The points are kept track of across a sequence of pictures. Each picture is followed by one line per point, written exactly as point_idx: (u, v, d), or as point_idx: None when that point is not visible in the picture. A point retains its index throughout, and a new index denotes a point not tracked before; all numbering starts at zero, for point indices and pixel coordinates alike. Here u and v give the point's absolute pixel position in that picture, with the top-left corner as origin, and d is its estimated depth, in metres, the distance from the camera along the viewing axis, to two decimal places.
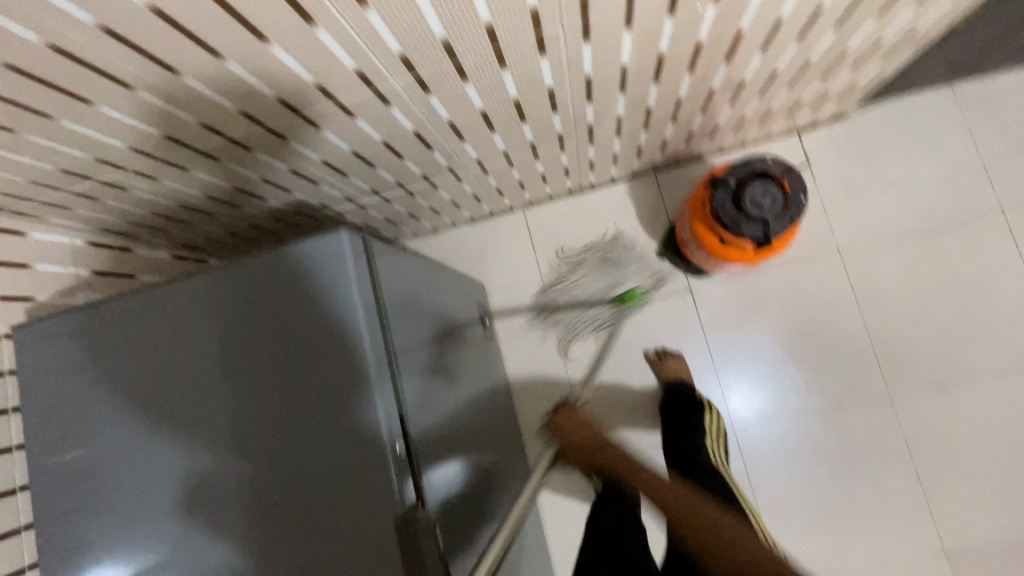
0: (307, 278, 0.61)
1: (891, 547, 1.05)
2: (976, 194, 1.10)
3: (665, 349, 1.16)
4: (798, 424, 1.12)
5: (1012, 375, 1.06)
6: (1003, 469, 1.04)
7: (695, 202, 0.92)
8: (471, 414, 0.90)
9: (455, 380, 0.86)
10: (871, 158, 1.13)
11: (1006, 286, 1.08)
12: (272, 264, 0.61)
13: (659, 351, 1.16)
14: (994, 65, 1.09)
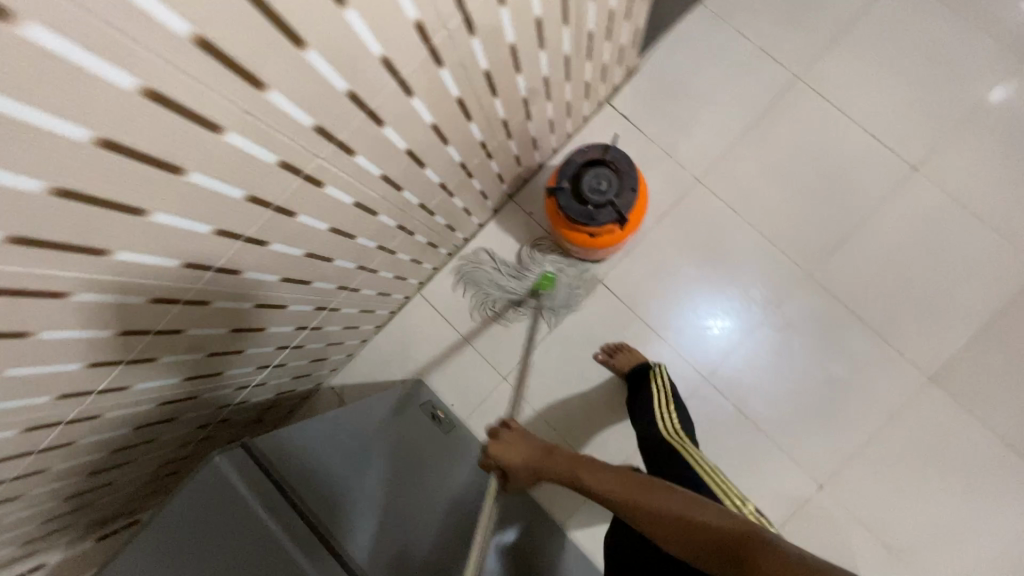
0: (198, 525, 0.56)
1: (887, 399, 1.09)
2: (774, 74, 1.19)
3: (613, 345, 1.17)
4: (753, 339, 1.15)
5: (889, 202, 1.13)
6: (930, 282, 1.11)
7: (552, 216, 0.94)
8: (456, 527, 0.85)
9: (413, 511, 0.82)
10: (677, 91, 1.21)
11: (842, 134, 1.16)
12: (156, 536, 0.55)
13: (608, 348, 1.16)
14: None
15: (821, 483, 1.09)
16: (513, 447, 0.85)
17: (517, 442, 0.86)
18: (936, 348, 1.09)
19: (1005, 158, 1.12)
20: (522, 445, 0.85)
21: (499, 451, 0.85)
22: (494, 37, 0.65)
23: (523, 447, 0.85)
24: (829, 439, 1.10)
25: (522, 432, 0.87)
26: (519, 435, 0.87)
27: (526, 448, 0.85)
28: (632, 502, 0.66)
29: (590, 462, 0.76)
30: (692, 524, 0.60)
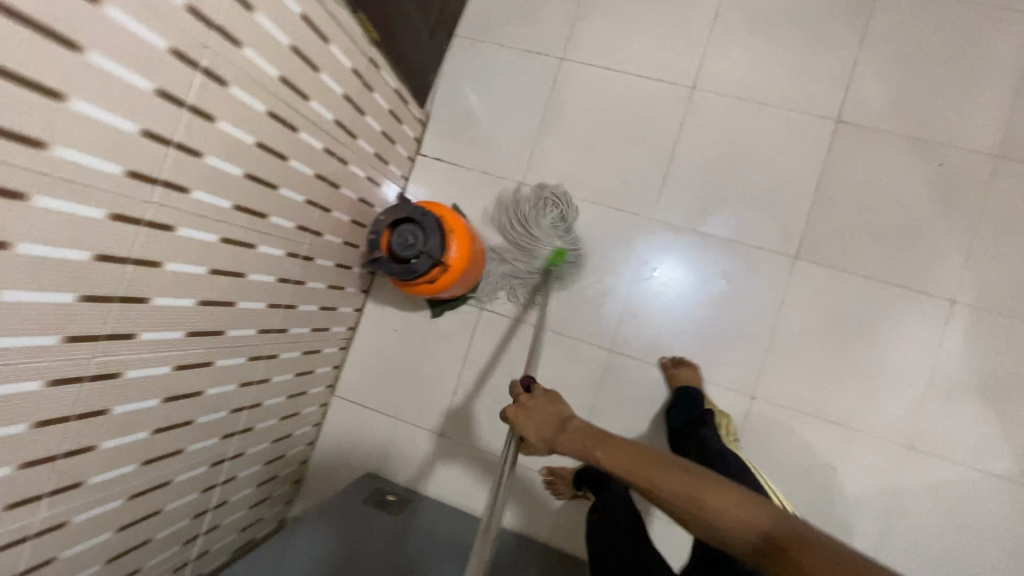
0: None
1: (769, 293, 1.14)
2: (544, 64, 1.27)
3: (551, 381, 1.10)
4: (639, 294, 1.19)
5: (693, 125, 1.20)
6: (760, 175, 1.16)
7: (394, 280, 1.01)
8: None
9: None
10: (471, 118, 1.29)
11: (626, 86, 1.23)
12: None
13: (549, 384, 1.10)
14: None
15: (754, 395, 1.13)
16: (537, 419, 0.80)
17: (544, 407, 0.81)
18: (789, 229, 1.14)
19: (768, 42, 1.19)
20: (550, 414, 0.80)
21: (523, 418, 0.81)
22: (212, 183, 0.72)
23: (551, 414, 0.80)
24: (738, 352, 1.15)
25: (547, 394, 0.82)
26: (549, 401, 0.81)
27: (543, 416, 0.81)
28: (697, 506, 0.63)
29: (618, 442, 0.73)
30: (754, 526, 0.61)
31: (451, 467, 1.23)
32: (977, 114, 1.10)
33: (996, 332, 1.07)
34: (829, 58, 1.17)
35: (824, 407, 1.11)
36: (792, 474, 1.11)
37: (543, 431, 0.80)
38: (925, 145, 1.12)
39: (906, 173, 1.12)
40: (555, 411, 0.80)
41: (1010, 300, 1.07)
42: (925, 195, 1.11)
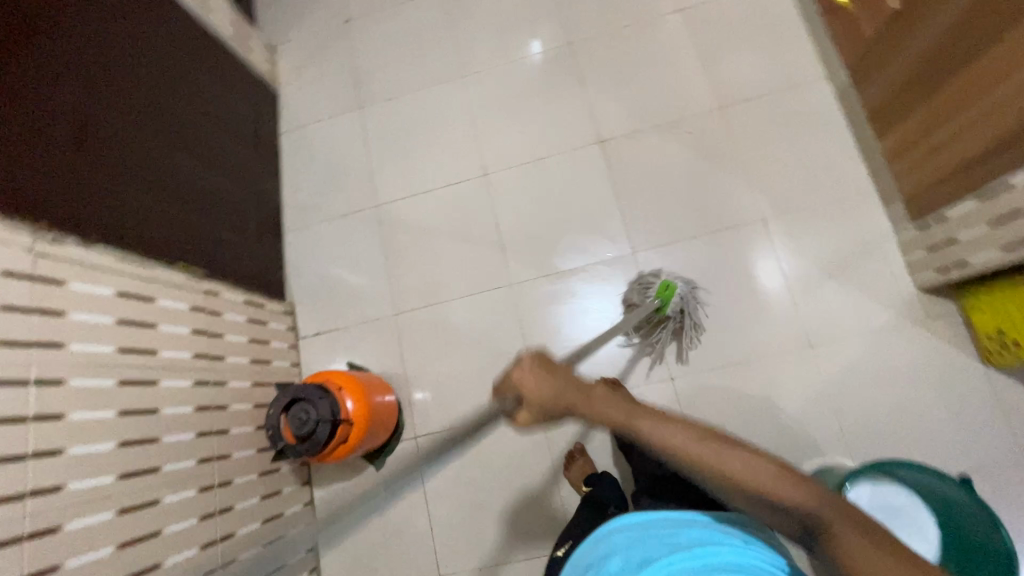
0: None
1: (632, 291, 1.28)
2: (366, 213, 1.44)
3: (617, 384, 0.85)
4: (536, 347, 1.29)
5: (502, 198, 1.39)
6: (571, 207, 1.35)
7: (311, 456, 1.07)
8: None
9: None
10: (327, 283, 1.42)
11: (437, 196, 1.42)
12: None
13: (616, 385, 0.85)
14: (276, 199, 1.47)
15: (671, 376, 1.22)
16: (543, 386, 0.62)
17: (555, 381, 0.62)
18: (613, 234, 1.32)
19: (522, 113, 1.44)
20: (551, 391, 0.61)
21: (529, 395, 0.62)
22: (85, 471, 0.79)
23: (550, 401, 0.62)
24: (638, 350, 1.25)
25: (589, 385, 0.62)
26: (567, 386, 0.62)
27: (611, 399, 0.61)
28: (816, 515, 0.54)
29: (741, 455, 0.56)
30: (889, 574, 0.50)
31: None
32: (686, 85, 1.37)
33: (805, 224, 1.23)
34: (570, 100, 1.42)
35: (725, 353, 1.21)
36: (739, 426, 1.18)
37: (544, 400, 0.62)
38: (667, 123, 1.35)
39: (666, 149, 1.34)
40: (554, 393, 0.62)
41: (796, 195, 1.26)
42: (695, 158, 1.32)
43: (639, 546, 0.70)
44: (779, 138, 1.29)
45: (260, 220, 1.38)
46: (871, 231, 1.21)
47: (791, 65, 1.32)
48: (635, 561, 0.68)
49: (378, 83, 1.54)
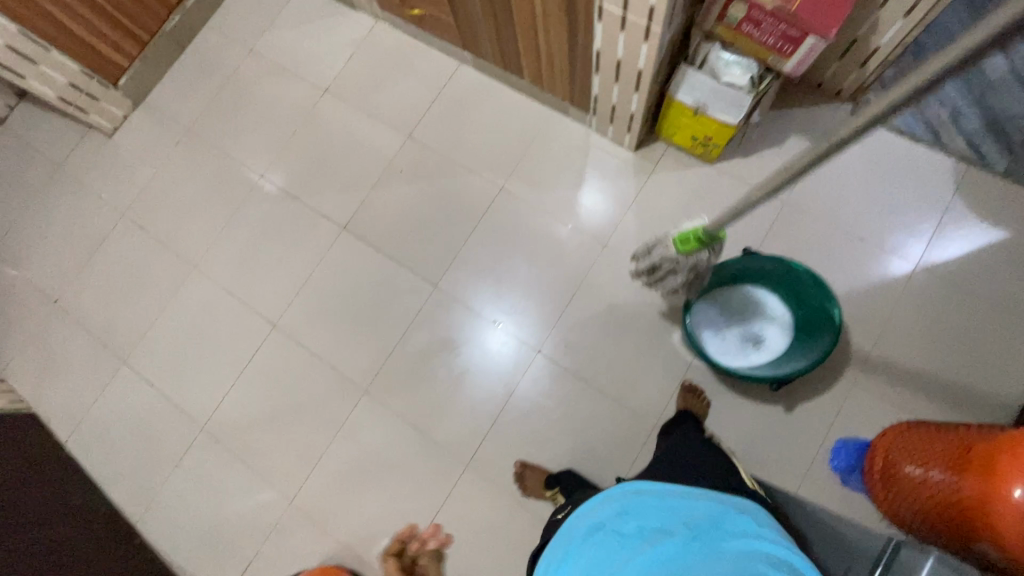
0: None
1: (459, 313, 1.33)
2: (202, 444, 1.34)
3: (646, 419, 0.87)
4: (428, 419, 1.28)
5: (307, 334, 1.37)
6: (365, 293, 1.37)
7: None
8: None
9: None
10: (216, 532, 1.28)
11: (252, 378, 1.37)
12: None
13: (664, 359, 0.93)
14: (108, 508, 1.31)
15: (538, 349, 1.29)
16: None
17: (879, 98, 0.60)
18: (411, 285, 1.36)
19: (268, 257, 1.45)
20: None
21: None
22: None
23: None
24: (500, 352, 1.30)
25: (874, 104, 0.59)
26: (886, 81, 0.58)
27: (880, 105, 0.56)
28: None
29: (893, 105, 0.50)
30: None
31: None
32: (373, 140, 1.48)
33: (530, 167, 1.38)
34: (298, 218, 1.46)
35: (558, 299, 1.31)
36: (614, 340, 1.28)
37: None
38: (382, 176, 1.45)
39: (397, 194, 1.43)
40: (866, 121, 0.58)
41: (510, 152, 1.40)
42: (422, 183, 1.42)
43: (652, 513, 0.69)
44: (466, 125, 1.44)
45: (100, 540, 1.21)
46: (575, 139, 1.39)
47: (433, 72, 1.50)
48: (646, 527, 0.67)
49: (129, 329, 1.46)
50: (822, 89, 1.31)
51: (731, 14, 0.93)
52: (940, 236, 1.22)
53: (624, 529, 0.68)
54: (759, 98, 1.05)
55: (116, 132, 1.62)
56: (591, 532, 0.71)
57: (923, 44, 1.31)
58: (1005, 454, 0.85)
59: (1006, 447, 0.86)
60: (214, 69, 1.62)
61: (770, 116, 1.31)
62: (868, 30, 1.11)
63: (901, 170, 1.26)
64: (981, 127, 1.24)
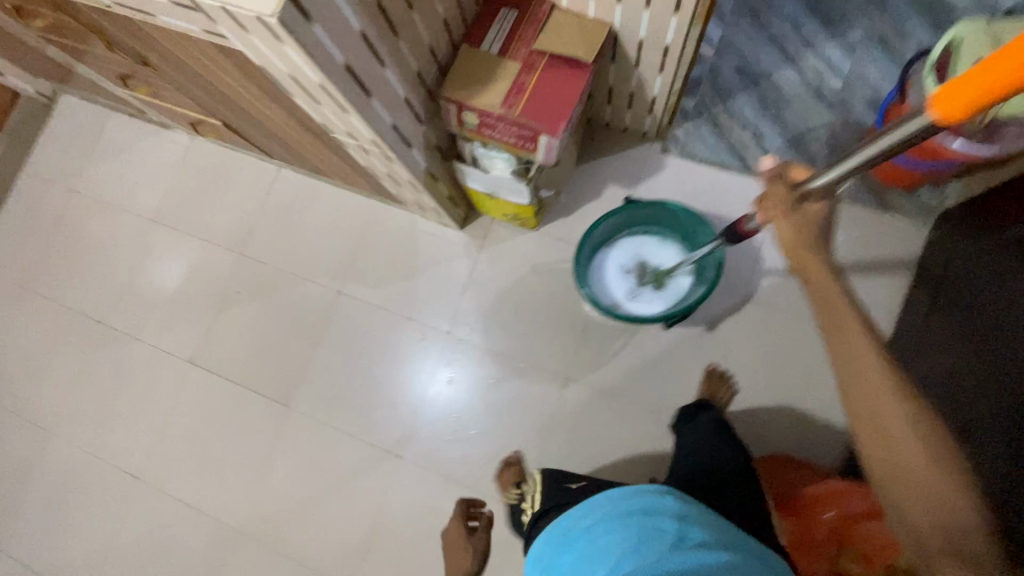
0: None
1: (319, 427, 1.30)
2: None
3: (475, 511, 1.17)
4: (306, 542, 1.26)
5: (174, 478, 1.33)
6: (224, 425, 1.34)
7: None
8: None
9: None
10: None
11: (126, 536, 1.33)
12: None
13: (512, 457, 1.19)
14: None
15: (400, 452, 1.27)
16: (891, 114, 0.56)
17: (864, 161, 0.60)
18: (266, 410, 1.33)
19: (124, 405, 1.40)
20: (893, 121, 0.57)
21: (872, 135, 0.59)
22: None
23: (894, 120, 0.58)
24: (366, 460, 1.27)
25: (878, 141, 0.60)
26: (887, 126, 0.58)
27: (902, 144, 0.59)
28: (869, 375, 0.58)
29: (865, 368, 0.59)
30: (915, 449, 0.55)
31: None
32: (209, 263, 1.44)
33: (365, 263, 1.36)
34: (146, 357, 1.42)
35: (413, 393, 1.29)
36: (474, 424, 1.26)
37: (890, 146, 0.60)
38: (222, 300, 1.41)
39: (240, 316, 1.39)
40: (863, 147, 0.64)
41: (342, 252, 1.38)
42: (263, 299, 1.39)
43: (691, 519, 0.65)
44: (296, 230, 1.41)
45: None
46: (403, 225, 1.36)
47: (254, 182, 1.46)
48: (688, 538, 0.62)
49: None
50: (630, 133, 1.30)
51: (467, 121, 0.91)
52: (760, 262, 1.22)
53: (666, 525, 0.63)
54: (536, 181, 1.04)
55: None
56: (624, 517, 0.65)
57: (718, 70, 1.30)
58: (808, 507, 1.05)
59: (809, 500, 1.05)
60: (39, 217, 1.56)
61: (584, 169, 1.30)
62: (639, 84, 1.10)
63: (715, 200, 1.26)
64: (783, 146, 1.25)
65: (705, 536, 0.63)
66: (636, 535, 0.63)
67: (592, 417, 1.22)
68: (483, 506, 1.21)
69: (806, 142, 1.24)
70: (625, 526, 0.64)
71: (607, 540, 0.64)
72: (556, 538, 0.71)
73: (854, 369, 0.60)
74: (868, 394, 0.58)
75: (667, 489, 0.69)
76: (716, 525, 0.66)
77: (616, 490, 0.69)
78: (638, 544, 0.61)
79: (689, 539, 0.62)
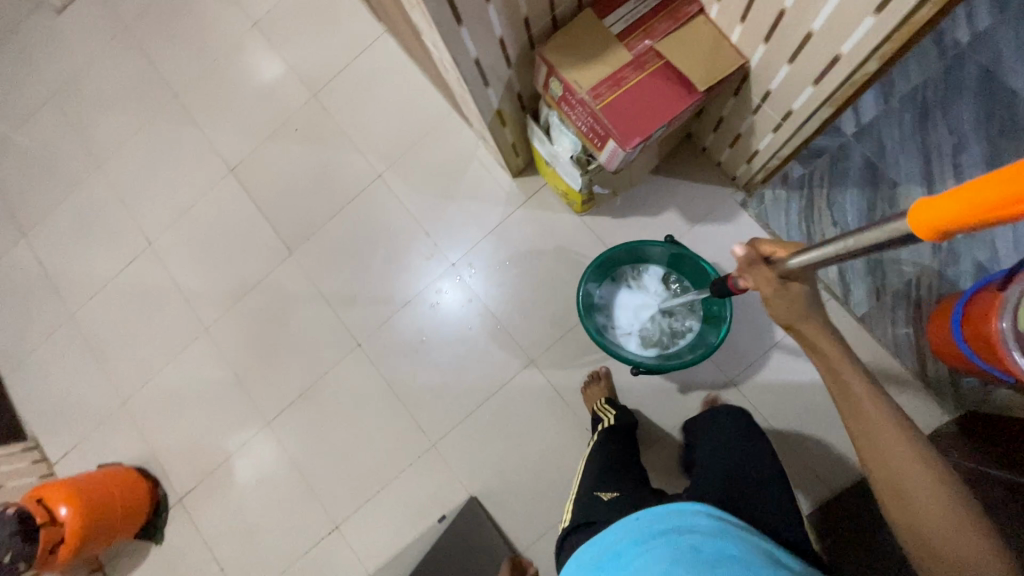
0: None
1: (307, 284, 1.38)
2: (70, 327, 1.50)
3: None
4: (253, 369, 1.38)
5: (177, 260, 1.46)
6: (234, 238, 1.43)
7: (71, 540, 1.18)
8: None
9: None
10: (59, 405, 1.46)
11: (122, 285, 1.48)
12: None
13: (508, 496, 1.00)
14: None
15: (360, 341, 1.34)
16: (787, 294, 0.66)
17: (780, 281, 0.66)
18: (272, 244, 1.41)
19: (163, 177, 1.51)
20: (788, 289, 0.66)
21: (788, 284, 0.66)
22: None
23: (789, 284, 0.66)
24: (331, 332, 1.36)
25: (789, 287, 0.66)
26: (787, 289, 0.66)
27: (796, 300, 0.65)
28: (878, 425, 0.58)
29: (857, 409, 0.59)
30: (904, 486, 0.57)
31: None
32: (283, 90, 1.47)
33: (414, 163, 1.37)
34: (197, 146, 1.50)
35: (397, 299, 1.34)
36: (433, 354, 1.31)
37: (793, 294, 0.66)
38: (279, 129, 1.45)
39: (288, 152, 1.44)
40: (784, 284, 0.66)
41: (400, 143, 1.38)
42: (314, 147, 1.42)
43: (726, 539, 0.62)
44: (370, 102, 1.41)
45: None
46: (463, 147, 1.35)
47: (355, 35, 1.45)
48: (729, 553, 0.59)
49: (35, 206, 1.58)
50: (720, 170, 1.21)
51: (552, 88, 0.86)
52: (766, 357, 1.17)
53: (702, 545, 0.61)
54: (592, 174, 1.00)
55: (65, 11, 1.64)
56: (657, 538, 0.64)
57: (847, 152, 1.17)
58: None
59: None
60: None
61: (656, 181, 1.23)
62: (748, 130, 1.00)
63: None
64: (860, 263, 1.15)
65: (749, 552, 0.60)
66: (670, 552, 0.60)
67: (535, 404, 1.25)
68: (405, 423, 1.29)
69: (885, 271, 1.14)
70: (660, 545, 0.63)
71: (646, 559, 0.61)
72: (594, 556, 0.70)
73: (882, 452, 0.57)
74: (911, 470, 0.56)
75: (701, 509, 0.69)
76: (756, 542, 0.64)
77: (646, 513, 0.70)
78: (678, 558, 0.59)
79: (729, 549, 0.60)
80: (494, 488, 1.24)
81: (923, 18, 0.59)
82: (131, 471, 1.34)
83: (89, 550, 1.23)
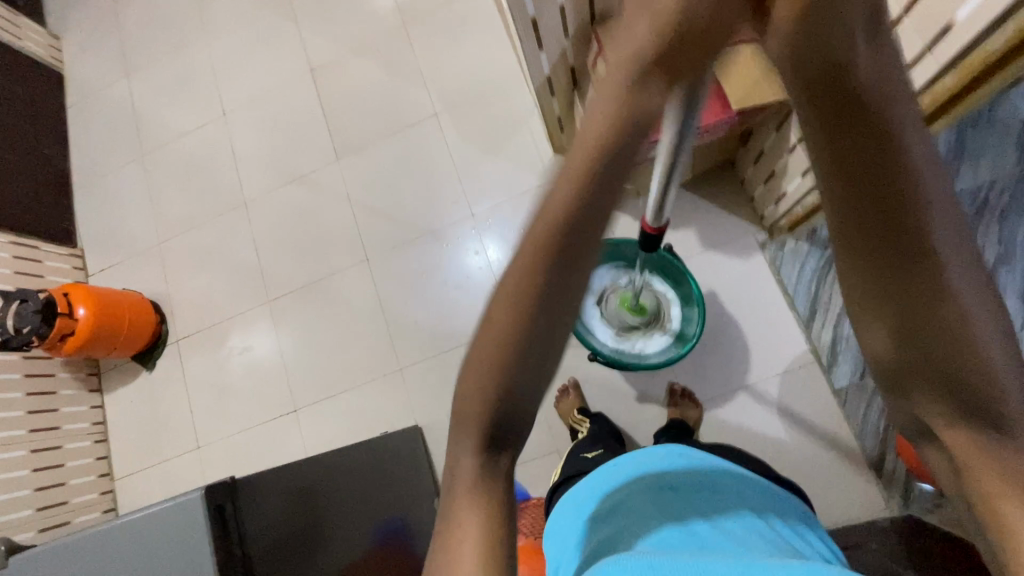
0: None
1: (340, 192, 1.48)
2: (139, 164, 1.67)
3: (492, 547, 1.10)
4: (273, 250, 1.50)
5: (242, 135, 1.59)
6: (294, 132, 1.55)
7: (80, 335, 1.34)
8: None
9: None
10: (109, 227, 1.64)
11: (191, 143, 1.64)
12: None
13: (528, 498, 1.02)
14: (66, 161, 1.69)
15: (368, 258, 1.43)
16: None
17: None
18: (324, 147, 1.52)
19: (254, 60, 1.64)
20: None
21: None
22: None
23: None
24: (347, 241, 1.46)
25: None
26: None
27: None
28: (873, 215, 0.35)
29: (849, 181, 0.35)
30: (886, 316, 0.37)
31: (218, 461, 1.41)
32: (379, 12, 1.55)
33: (470, 113, 1.44)
34: (291, 41, 1.62)
35: (412, 230, 1.42)
36: (428, 289, 1.39)
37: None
38: (364, 46, 1.55)
39: (365, 69, 1.53)
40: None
41: (464, 90, 1.45)
42: (389, 71, 1.51)
43: (695, 473, 0.70)
44: (450, 44, 1.48)
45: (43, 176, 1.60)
46: (519, 112, 1.41)
47: None
48: (696, 484, 0.67)
49: (144, 52, 1.75)
50: (751, 208, 1.23)
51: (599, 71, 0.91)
52: (732, 397, 1.18)
53: (674, 480, 0.68)
54: None
55: None
56: (635, 477, 0.71)
57: None
58: None
59: None
60: None
61: (684, 197, 1.25)
62: (781, 169, 1.03)
63: (753, 319, 1.19)
64: None
65: (713, 481, 0.68)
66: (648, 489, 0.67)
67: None
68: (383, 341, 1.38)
69: None
70: (639, 485, 0.68)
71: (633, 497, 0.66)
72: (574, 502, 0.74)
73: (872, 273, 0.37)
74: (912, 288, 0.35)
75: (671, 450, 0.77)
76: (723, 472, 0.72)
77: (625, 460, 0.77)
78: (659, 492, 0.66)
79: (707, 482, 0.68)
80: (440, 426, 1.31)
81: (997, 47, 0.68)
82: (146, 301, 1.49)
83: (90, 351, 1.39)
